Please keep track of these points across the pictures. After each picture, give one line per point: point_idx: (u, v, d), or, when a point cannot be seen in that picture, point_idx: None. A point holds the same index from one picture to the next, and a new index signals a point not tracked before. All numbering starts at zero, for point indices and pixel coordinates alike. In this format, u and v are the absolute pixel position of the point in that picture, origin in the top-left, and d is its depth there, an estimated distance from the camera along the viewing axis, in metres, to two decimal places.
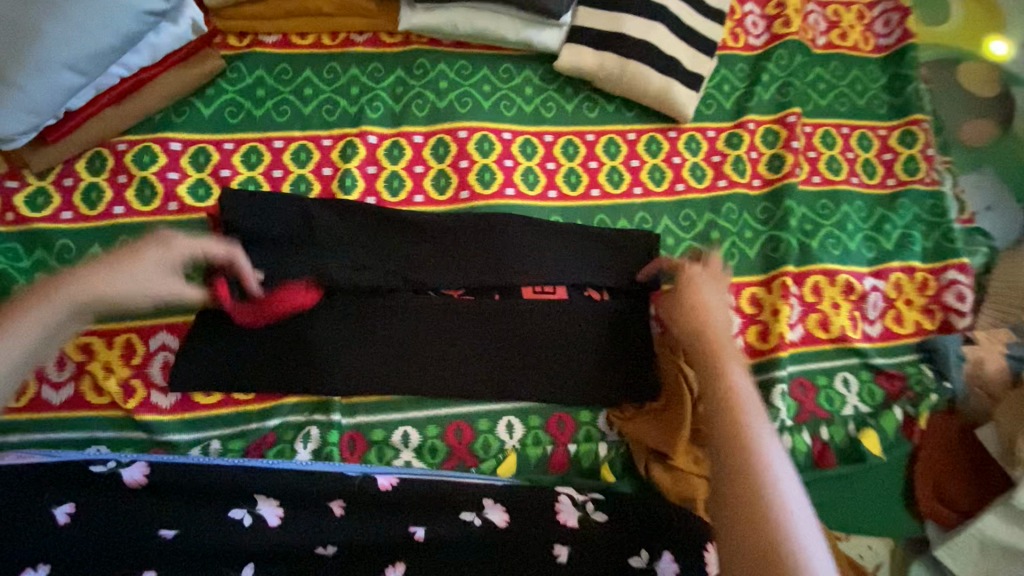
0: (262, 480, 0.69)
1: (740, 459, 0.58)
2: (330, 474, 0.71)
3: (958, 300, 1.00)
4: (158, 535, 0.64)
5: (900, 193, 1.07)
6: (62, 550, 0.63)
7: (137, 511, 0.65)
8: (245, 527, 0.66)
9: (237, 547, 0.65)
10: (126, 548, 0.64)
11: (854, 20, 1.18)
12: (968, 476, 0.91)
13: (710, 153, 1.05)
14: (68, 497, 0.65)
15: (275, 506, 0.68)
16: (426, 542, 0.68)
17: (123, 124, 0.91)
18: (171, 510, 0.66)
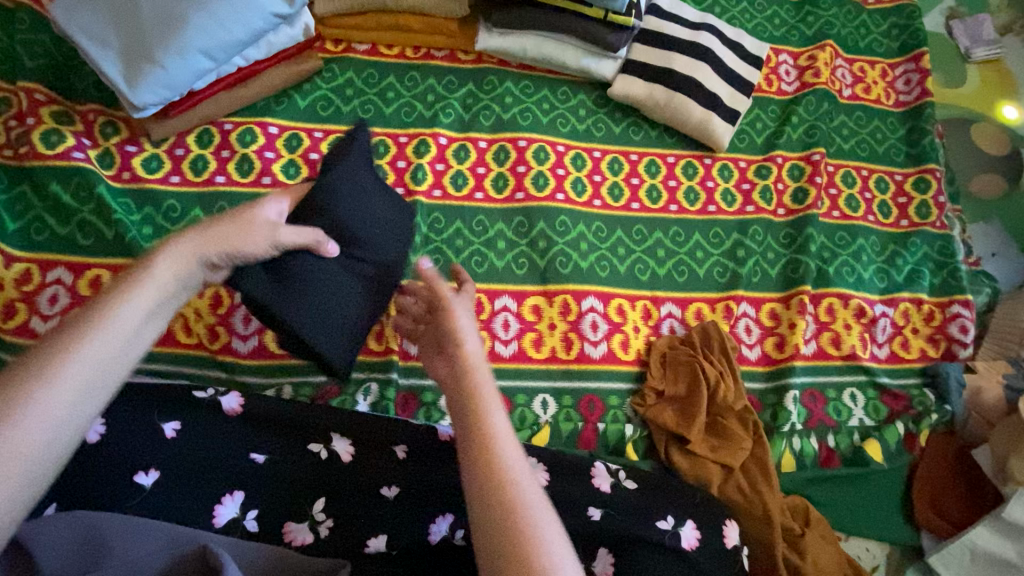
0: (338, 424, 0.82)
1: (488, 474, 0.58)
2: (396, 424, 0.84)
3: (961, 332, 1.09)
4: (249, 458, 0.77)
5: (913, 233, 1.17)
6: (167, 459, 0.74)
7: (233, 435, 0.78)
8: (322, 459, 0.79)
9: (314, 476, 0.78)
10: (222, 465, 0.76)
11: (877, 77, 1.31)
12: (964, 491, 0.98)
13: (741, 181, 1.16)
14: (174, 416, 0.77)
15: (348, 444, 0.81)
16: None
17: (233, 107, 1.04)
18: (261, 440, 0.79)
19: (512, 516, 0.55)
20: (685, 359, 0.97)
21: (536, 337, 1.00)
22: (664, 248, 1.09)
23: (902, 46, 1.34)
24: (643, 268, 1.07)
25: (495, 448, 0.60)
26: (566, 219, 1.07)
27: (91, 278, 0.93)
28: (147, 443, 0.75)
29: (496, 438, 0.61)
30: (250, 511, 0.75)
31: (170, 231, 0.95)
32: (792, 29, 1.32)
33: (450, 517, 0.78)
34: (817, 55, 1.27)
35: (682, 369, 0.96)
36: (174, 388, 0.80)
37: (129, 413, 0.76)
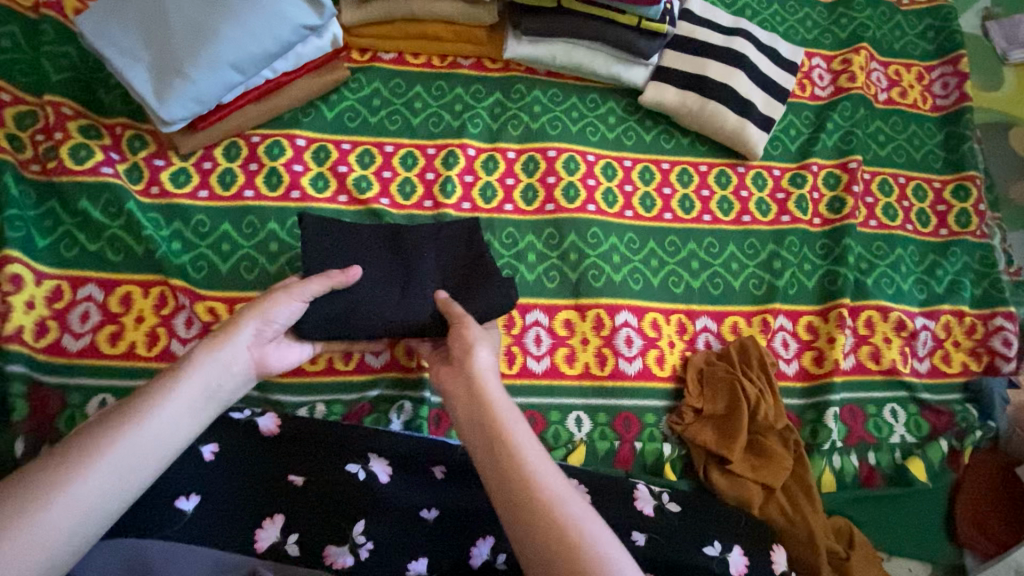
0: (376, 443, 0.81)
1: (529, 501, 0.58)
2: (434, 443, 0.83)
3: (1005, 346, 1.06)
4: (289, 480, 0.76)
5: (953, 242, 1.14)
6: (208, 484, 0.73)
7: (272, 456, 0.78)
8: (360, 480, 0.78)
9: (355, 496, 0.76)
10: (263, 489, 0.75)
11: (913, 80, 1.27)
12: (1007, 509, 0.95)
13: (775, 190, 1.13)
14: (212, 438, 0.77)
15: (386, 465, 0.80)
16: None
17: (260, 119, 1.03)
18: (300, 461, 0.78)
19: (554, 524, 0.56)
20: (726, 381, 0.94)
21: (569, 352, 0.98)
22: (698, 259, 1.07)
23: (939, 48, 1.31)
24: (677, 281, 1.05)
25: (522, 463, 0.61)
26: (599, 231, 1.05)
27: (121, 295, 0.92)
28: (187, 467, 0.73)
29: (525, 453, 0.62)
30: (290, 535, 0.74)
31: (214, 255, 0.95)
32: (825, 31, 1.29)
33: (492, 540, 0.77)
34: (852, 59, 1.24)
35: (725, 391, 0.94)
36: None
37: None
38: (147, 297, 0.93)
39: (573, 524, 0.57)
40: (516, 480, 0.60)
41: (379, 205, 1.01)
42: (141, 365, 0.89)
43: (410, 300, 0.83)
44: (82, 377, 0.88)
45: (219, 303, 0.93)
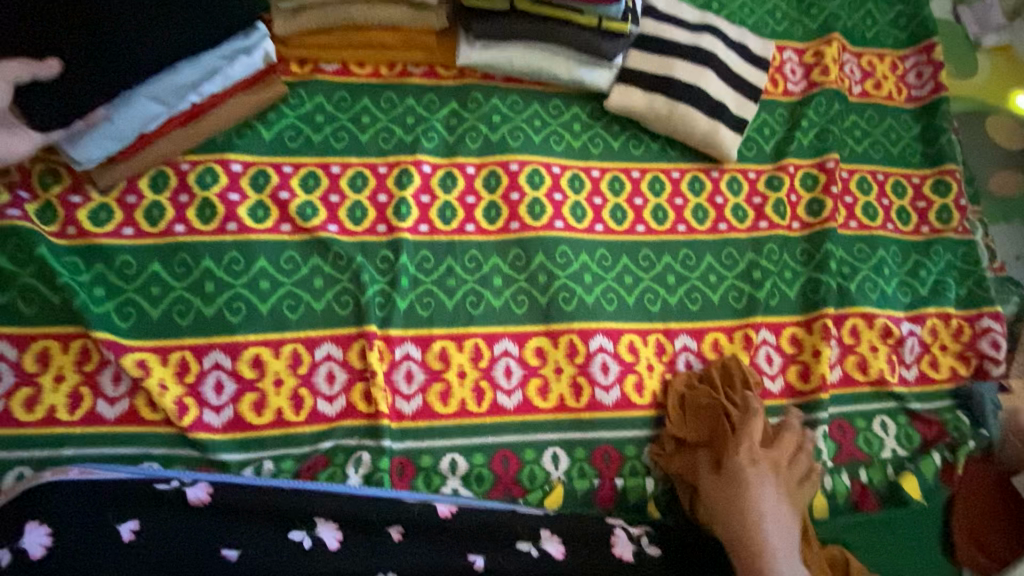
0: (324, 506, 0.73)
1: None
2: (390, 499, 0.76)
3: (993, 348, 1.01)
4: (221, 555, 0.68)
5: (935, 240, 1.10)
6: (127, 569, 0.65)
7: (203, 529, 0.69)
8: (306, 549, 0.71)
9: (303, 567, 0.69)
10: (191, 569, 0.67)
11: (887, 71, 1.22)
12: (1006, 521, 0.91)
13: (751, 195, 1.07)
14: (132, 515, 0.68)
15: (334, 529, 0.73)
16: (484, 569, 0.73)
17: (189, 144, 0.93)
18: (236, 532, 0.70)
19: None
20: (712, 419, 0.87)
21: (541, 384, 0.91)
22: (674, 274, 1.01)
23: (912, 36, 1.26)
24: (653, 298, 0.99)
25: None
26: (570, 251, 0.98)
27: (37, 352, 0.82)
28: (102, 552, 0.65)
29: None
30: None
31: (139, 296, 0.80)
32: (796, 22, 1.23)
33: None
34: (825, 51, 1.18)
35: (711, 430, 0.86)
36: (134, 479, 0.70)
37: (80, 517, 0.67)
38: (67, 353, 0.83)
39: None
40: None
41: (326, 232, 0.93)
42: (63, 431, 0.80)
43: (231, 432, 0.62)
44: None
45: (150, 355, 0.84)
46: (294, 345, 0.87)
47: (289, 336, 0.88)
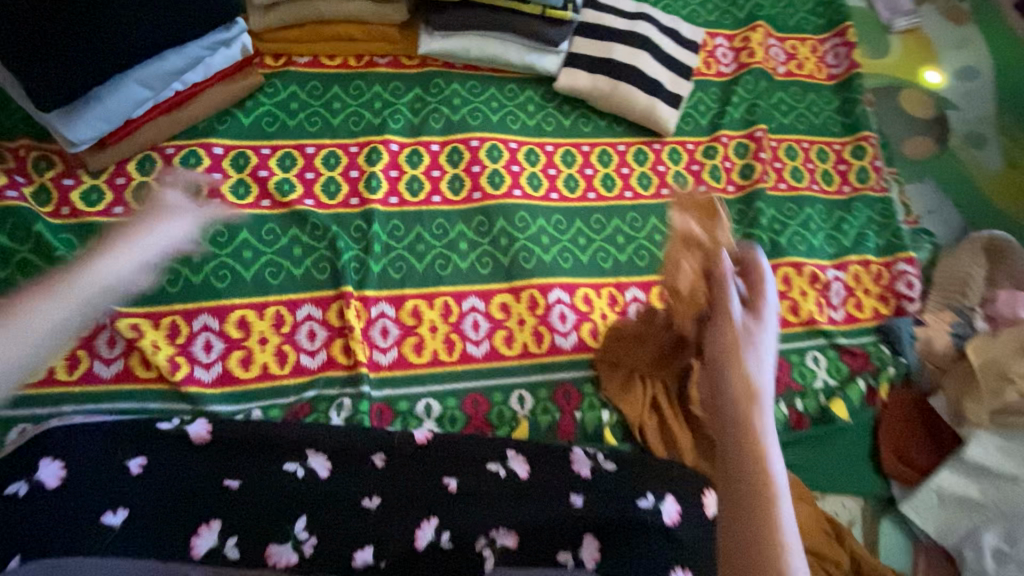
0: (315, 441, 0.82)
1: (761, 545, 0.51)
2: (375, 433, 0.85)
3: (908, 288, 1.14)
4: (223, 485, 0.76)
5: (855, 198, 1.23)
6: (138, 497, 0.73)
7: (204, 462, 0.77)
8: (300, 477, 0.79)
9: (297, 493, 0.78)
10: (196, 497, 0.75)
11: (808, 53, 1.36)
12: (926, 437, 1.01)
13: (690, 163, 1.19)
14: (139, 451, 0.76)
15: (325, 460, 0.81)
16: (459, 490, 0.83)
17: (174, 130, 1.01)
18: (235, 464, 0.78)
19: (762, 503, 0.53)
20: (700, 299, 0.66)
21: (506, 334, 1.00)
22: (623, 234, 1.11)
23: (829, 22, 1.41)
24: (605, 256, 1.09)
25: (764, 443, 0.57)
26: (528, 216, 1.08)
27: None
28: (114, 484, 0.73)
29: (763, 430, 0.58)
30: (228, 539, 0.74)
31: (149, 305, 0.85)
32: (725, 12, 1.37)
33: (436, 522, 0.80)
34: (750, 36, 1.32)
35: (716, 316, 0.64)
36: (138, 421, 0.78)
37: (93, 453, 0.74)
38: None
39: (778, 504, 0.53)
40: (755, 481, 0.55)
41: (303, 205, 1.01)
42: (63, 390, 0.86)
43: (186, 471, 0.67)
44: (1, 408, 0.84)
45: (143, 320, 0.91)
46: (277, 307, 0.95)
47: (273, 299, 0.96)
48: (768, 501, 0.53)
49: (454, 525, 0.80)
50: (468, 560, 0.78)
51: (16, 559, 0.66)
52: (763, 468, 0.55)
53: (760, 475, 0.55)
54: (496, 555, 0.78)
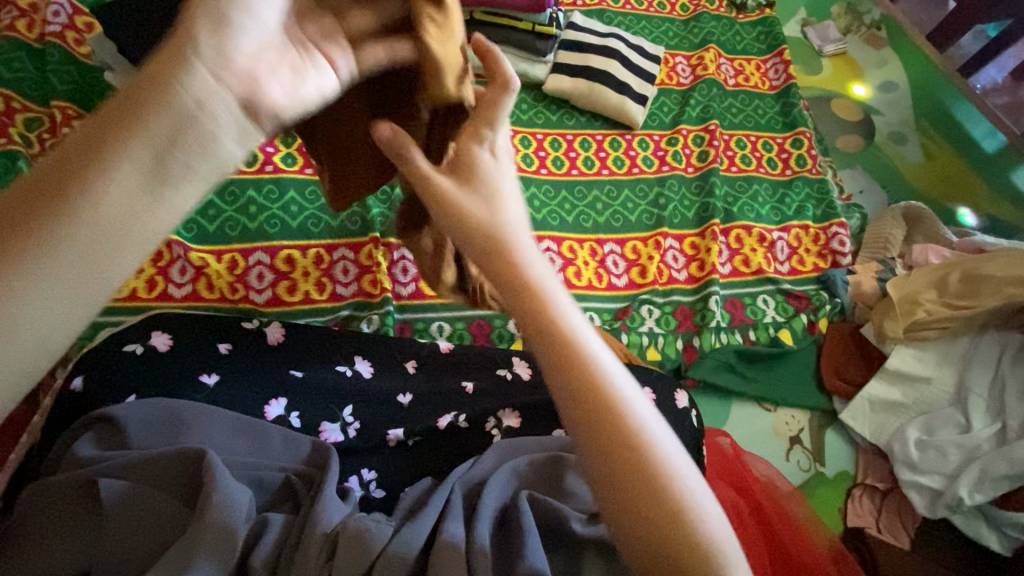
0: (360, 347, 1.01)
1: (590, 385, 0.52)
2: (406, 345, 1.04)
3: (840, 245, 1.35)
4: (290, 373, 0.93)
5: (796, 178, 1.47)
6: (225, 368, 0.89)
7: (277, 356, 0.94)
8: (349, 375, 0.96)
9: (347, 384, 0.95)
10: (268, 375, 0.91)
11: (753, 69, 1.65)
12: (858, 359, 1.21)
13: (656, 150, 1.44)
14: (227, 339, 0.93)
15: (368, 364, 0.99)
16: (474, 391, 0.99)
17: None
18: (298, 359, 0.95)
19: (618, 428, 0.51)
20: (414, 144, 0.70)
21: None
22: (601, 202, 1.34)
23: (770, 45, 1.70)
24: (586, 218, 1.32)
25: (586, 370, 0.53)
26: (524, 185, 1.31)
27: None
28: (204, 355, 0.89)
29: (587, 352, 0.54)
30: (293, 412, 0.90)
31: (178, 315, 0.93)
32: (684, 38, 1.67)
33: (453, 411, 0.95)
34: (704, 55, 1.61)
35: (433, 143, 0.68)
36: (228, 319, 0.96)
37: (191, 335, 0.91)
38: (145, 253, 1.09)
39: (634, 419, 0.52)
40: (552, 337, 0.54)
41: None
42: (142, 304, 1.05)
43: (176, 471, 0.72)
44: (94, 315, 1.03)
45: (208, 255, 1.11)
46: (317, 249, 1.16)
47: (313, 243, 1.17)
48: (571, 344, 0.53)
49: (469, 410, 0.95)
50: (482, 437, 0.93)
51: (133, 397, 0.82)
52: (556, 324, 0.54)
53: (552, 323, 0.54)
54: (502, 432, 0.94)
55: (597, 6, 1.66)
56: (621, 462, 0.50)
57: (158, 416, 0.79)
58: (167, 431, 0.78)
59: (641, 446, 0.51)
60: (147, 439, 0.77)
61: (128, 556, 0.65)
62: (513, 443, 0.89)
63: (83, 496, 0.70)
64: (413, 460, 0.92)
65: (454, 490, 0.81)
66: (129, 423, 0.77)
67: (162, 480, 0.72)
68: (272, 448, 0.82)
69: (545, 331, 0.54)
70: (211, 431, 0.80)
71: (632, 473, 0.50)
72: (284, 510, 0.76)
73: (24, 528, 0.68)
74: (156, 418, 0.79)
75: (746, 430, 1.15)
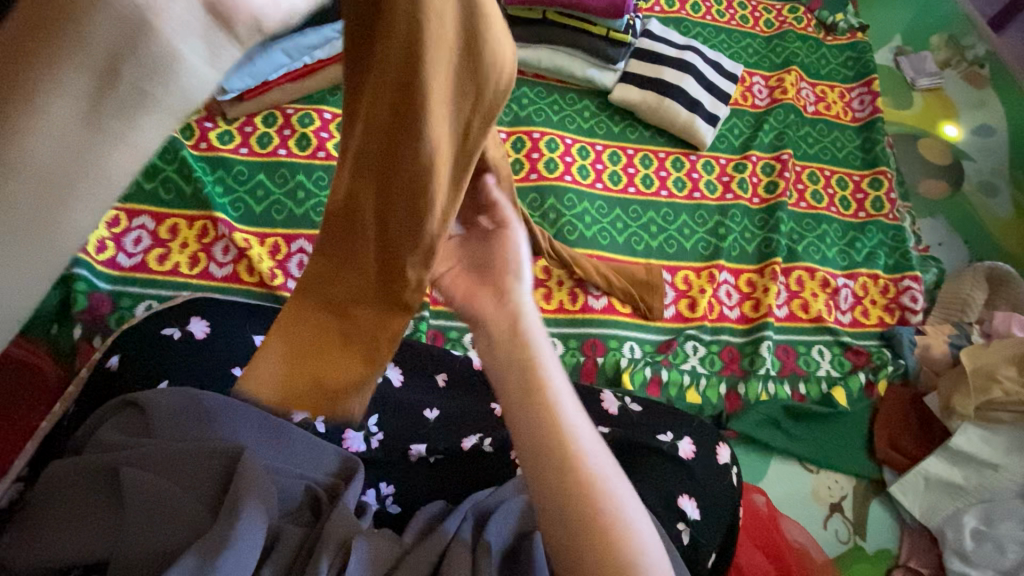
0: (394, 352, 0.99)
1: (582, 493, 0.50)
2: (440, 356, 1.01)
3: (912, 302, 1.25)
4: None
5: (869, 222, 1.36)
6: (255, 361, 0.88)
7: None
8: (378, 380, 0.94)
9: (376, 389, 0.94)
10: None
11: (836, 98, 1.53)
12: (918, 430, 1.13)
13: (721, 175, 1.36)
14: (262, 331, 0.91)
15: (399, 371, 0.97)
16: (501, 416, 0.96)
17: (296, 95, 1.22)
18: None
19: (579, 485, 0.50)
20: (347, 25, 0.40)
21: (546, 292, 1.16)
22: (656, 225, 1.27)
23: (858, 73, 1.57)
24: (638, 241, 1.25)
25: (555, 426, 0.52)
26: (583, 204, 1.25)
27: (170, 225, 1.08)
28: (238, 347, 0.88)
29: (553, 395, 0.53)
30: (318, 416, 0.90)
31: (214, 301, 0.92)
32: (764, 57, 1.56)
33: (479, 432, 0.92)
34: (785, 78, 1.50)
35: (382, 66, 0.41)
36: (266, 309, 0.95)
37: (228, 323, 0.90)
38: (191, 229, 1.08)
39: (595, 475, 0.51)
40: (544, 430, 0.52)
41: None
42: (181, 280, 1.05)
43: (196, 470, 0.72)
44: (135, 287, 1.03)
45: (252, 236, 1.10)
46: None
47: None
48: (551, 415, 0.53)
49: (496, 434, 0.92)
50: (506, 466, 0.90)
51: (164, 383, 0.81)
52: (545, 410, 0.53)
53: (534, 394, 0.53)
54: None
55: (676, 14, 1.57)
56: (575, 525, 0.50)
57: (182, 405, 0.78)
58: (194, 423, 0.77)
59: (599, 516, 0.50)
60: (168, 427, 0.76)
61: (150, 546, 0.65)
62: (533, 479, 0.84)
63: (105, 482, 0.70)
64: (431, 478, 0.90)
65: (464, 519, 0.77)
66: (158, 409, 0.77)
67: (180, 477, 0.71)
68: (294, 451, 0.81)
69: (516, 387, 0.54)
70: (237, 427, 0.78)
71: (595, 549, 0.49)
72: (303, 520, 0.75)
73: (50, 505, 0.70)
74: (180, 409, 0.77)
75: (782, 487, 1.08)
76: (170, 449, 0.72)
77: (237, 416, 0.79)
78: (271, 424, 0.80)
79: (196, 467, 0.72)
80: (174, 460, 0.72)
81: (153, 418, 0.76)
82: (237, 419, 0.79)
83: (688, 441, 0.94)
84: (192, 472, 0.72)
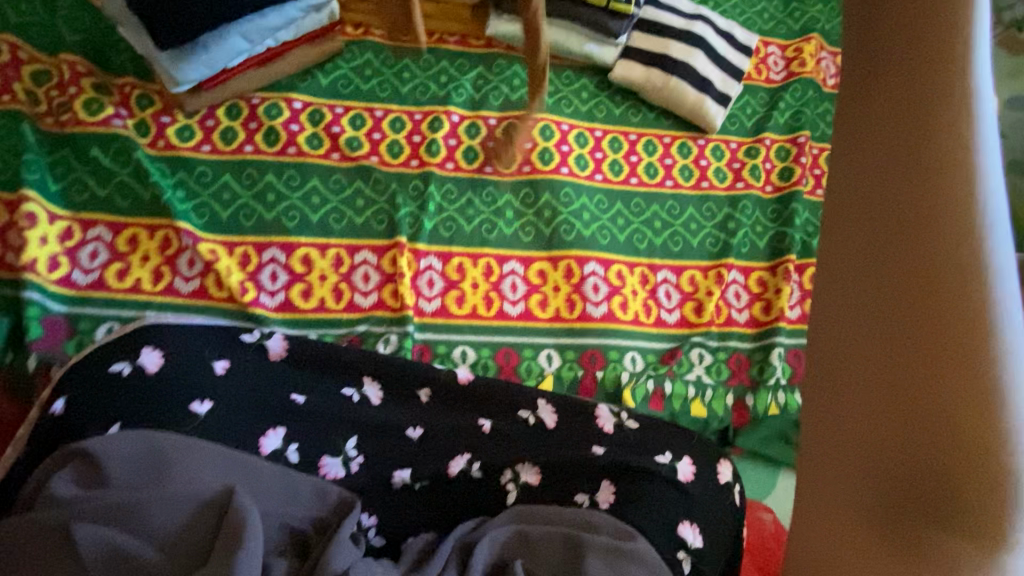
0: (370, 365, 0.90)
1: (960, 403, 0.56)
2: (422, 370, 0.91)
3: None
4: (291, 400, 0.85)
5: None
6: (221, 394, 0.81)
7: (283, 376, 0.86)
8: (355, 401, 0.88)
9: (352, 415, 0.87)
10: (270, 401, 0.84)
11: None
12: None
13: (732, 161, 1.24)
14: (225, 356, 0.85)
15: (377, 389, 0.90)
16: (491, 432, 0.88)
17: (263, 82, 1.10)
18: (303, 381, 0.87)
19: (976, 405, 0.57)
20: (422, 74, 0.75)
21: (542, 298, 1.08)
22: (660, 219, 1.17)
23: None
24: (641, 238, 1.15)
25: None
26: (580, 200, 1.15)
27: (129, 236, 0.99)
28: (204, 382, 0.81)
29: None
30: (290, 445, 0.83)
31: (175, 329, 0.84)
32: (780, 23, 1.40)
33: (467, 454, 0.86)
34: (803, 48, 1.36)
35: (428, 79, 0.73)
36: (228, 329, 0.87)
37: (191, 353, 0.83)
38: (151, 239, 0.99)
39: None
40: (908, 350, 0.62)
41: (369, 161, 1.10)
42: (144, 298, 0.97)
43: (165, 517, 0.66)
44: (92, 307, 0.95)
45: (219, 246, 1.01)
46: (337, 250, 1.04)
47: (334, 242, 1.05)
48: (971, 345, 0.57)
49: (485, 456, 0.87)
50: (497, 495, 0.85)
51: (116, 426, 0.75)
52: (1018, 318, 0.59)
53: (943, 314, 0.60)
54: (518, 488, 0.85)
55: None
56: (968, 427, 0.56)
57: (139, 449, 0.72)
58: (153, 468, 0.71)
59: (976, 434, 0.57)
60: (125, 474, 0.70)
61: None
62: (524, 509, 0.80)
63: (56, 544, 0.63)
64: (419, 511, 0.85)
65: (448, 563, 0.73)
66: (113, 458, 0.70)
67: (149, 528, 0.66)
68: (266, 487, 0.76)
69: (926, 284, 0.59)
70: (203, 467, 0.73)
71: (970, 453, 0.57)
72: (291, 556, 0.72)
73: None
74: (138, 453, 0.71)
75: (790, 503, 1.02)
76: (132, 501, 0.66)
77: (201, 456, 0.74)
78: (239, 461, 0.76)
79: (165, 515, 0.66)
80: (137, 510, 0.66)
81: (105, 465, 0.70)
82: (201, 458, 0.74)
83: (687, 461, 0.87)
84: (160, 521, 0.66)
